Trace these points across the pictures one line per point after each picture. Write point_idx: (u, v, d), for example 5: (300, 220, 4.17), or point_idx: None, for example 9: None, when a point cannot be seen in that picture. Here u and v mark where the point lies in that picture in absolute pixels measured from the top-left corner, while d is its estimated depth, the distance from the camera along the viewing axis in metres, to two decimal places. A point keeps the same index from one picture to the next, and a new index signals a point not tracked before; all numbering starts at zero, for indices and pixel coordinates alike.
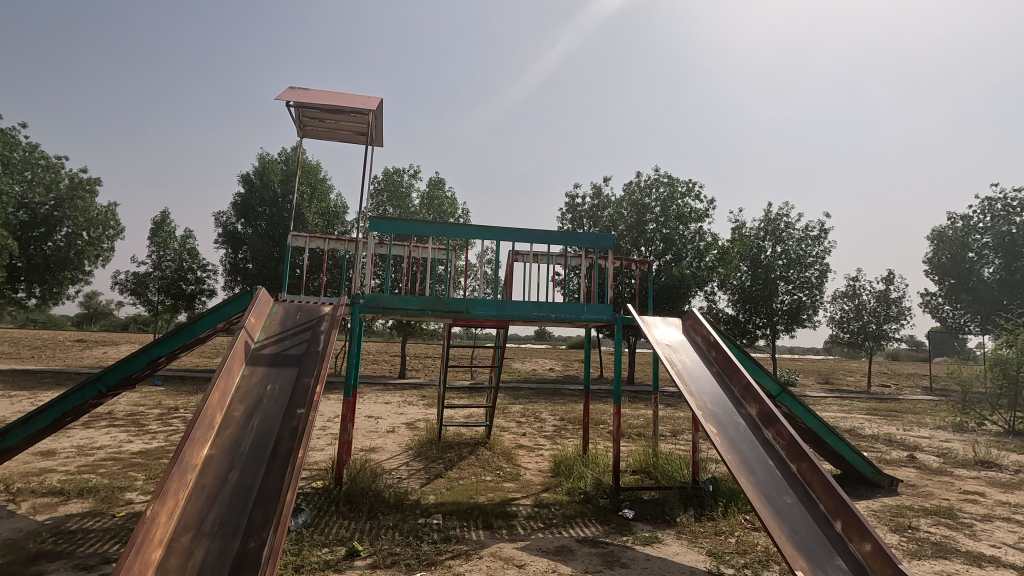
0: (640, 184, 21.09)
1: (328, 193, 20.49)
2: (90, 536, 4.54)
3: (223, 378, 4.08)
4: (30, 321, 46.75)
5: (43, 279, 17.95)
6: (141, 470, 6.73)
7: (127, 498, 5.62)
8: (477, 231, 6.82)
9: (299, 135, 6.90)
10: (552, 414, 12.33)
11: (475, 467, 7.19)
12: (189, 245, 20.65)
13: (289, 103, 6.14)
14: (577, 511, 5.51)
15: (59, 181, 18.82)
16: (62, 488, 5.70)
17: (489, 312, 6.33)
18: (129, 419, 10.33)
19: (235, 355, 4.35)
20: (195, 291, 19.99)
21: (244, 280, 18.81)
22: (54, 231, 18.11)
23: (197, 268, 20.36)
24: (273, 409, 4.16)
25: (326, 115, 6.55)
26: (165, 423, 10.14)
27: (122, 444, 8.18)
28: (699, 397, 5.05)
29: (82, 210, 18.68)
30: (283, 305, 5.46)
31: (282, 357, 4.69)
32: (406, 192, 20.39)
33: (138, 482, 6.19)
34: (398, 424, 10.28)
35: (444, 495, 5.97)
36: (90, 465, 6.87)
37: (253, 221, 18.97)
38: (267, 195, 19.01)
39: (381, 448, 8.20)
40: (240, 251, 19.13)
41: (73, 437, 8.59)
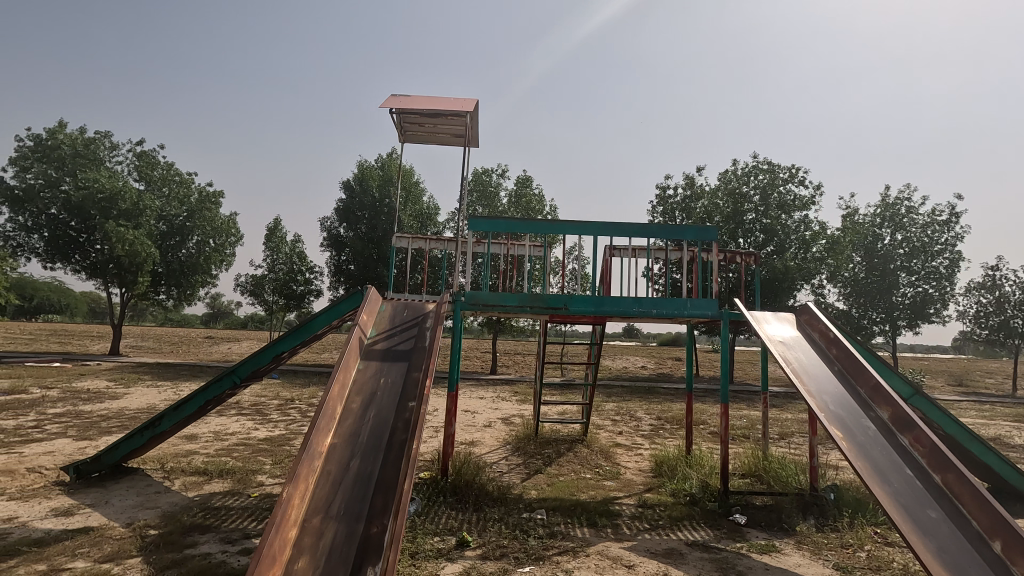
0: (737, 172, 19.97)
1: (421, 195, 21.25)
2: (232, 512, 5.04)
3: (342, 372, 4.35)
4: (170, 321, 52.80)
5: (179, 283, 20.37)
6: (268, 455, 7.35)
7: (259, 480, 6.16)
8: (575, 227, 6.76)
9: (401, 141, 7.21)
10: (648, 413, 11.99)
11: (573, 464, 7.15)
12: (298, 249, 22.19)
13: (392, 110, 6.43)
14: (684, 514, 5.31)
15: (190, 195, 20.90)
16: (206, 468, 6.37)
17: (587, 309, 6.26)
18: (254, 408, 11.39)
19: (351, 351, 4.62)
20: (304, 292, 21.76)
21: (347, 281, 20.10)
22: (187, 239, 20.44)
23: (305, 270, 22.05)
24: (386, 403, 4.37)
25: (425, 120, 6.78)
26: (284, 412, 11.04)
27: (250, 431, 9.00)
28: (820, 397, 4.69)
29: (209, 221, 20.79)
30: (391, 303, 5.70)
31: (393, 352, 4.92)
32: (494, 191, 20.74)
33: (267, 466, 6.77)
34: (494, 419, 10.47)
35: (545, 490, 5.99)
36: (226, 449, 7.63)
37: (354, 225, 20.14)
38: (366, 199, 20.07)
39: (480, 441, 8.41)
40: (343, 254, 20.41)
41: (210, 423, 9.59)
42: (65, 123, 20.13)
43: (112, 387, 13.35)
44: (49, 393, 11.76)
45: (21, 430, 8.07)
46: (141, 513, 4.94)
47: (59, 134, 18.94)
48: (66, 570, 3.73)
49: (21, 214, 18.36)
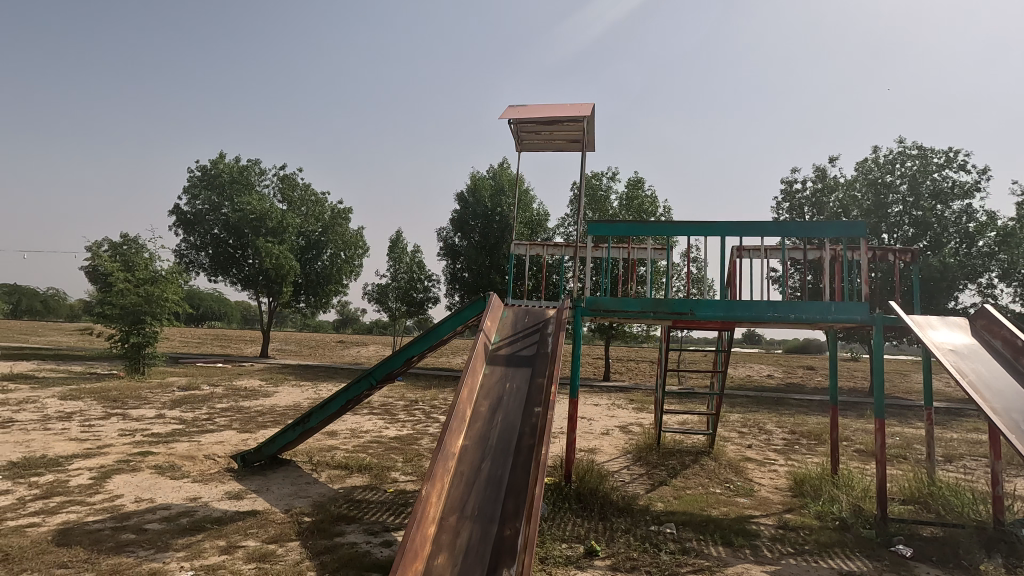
0: (879, 160, 17.95)
1: (532, 202, 21.54)
2: (372, 506, 5.41)
3: (470, 375, 4.49)
4: (307, 326, 58.44)
5: (315, 292, 22.49)
6: (399, 453, 7.83)
7: (393, 476, 6.56)
8: (700, 227, 6.41)
9: (518, 149, 7.37)
10: (780, 426, 11.08)
11: (701, 477, 6.79)
12: (418, 258, 23.54)
13: (509, 121, 6.59)
14: (834, 539, 4.81)
15: (324, 213, 22.97)
16: (347, 463, 6.92)
17: (715, 314, 5.93)
18: (383, 408, 12.21)
19: (478, 355, 4.75)
20: (423, 299, 23.15)
21: (462, 288, 20.92)
22: (322, 252, 22.50)
23: (424, 278, 23.35)
24: (513, 407, 4.43)
25: (541, 128, 6.87)
26: (410, 413, 11.71)
27: (381, 429, 9.65)
28: (1007, 415, 4.02)
29: (340, 235, 22.71)
30: (512, 308, 5.81)
31: (517, 357, 5.00)
32: (605, 195, 20.47)
33: (399, 463, 7.20)
34: (612, 427, 10.26)
35: (673, 503, 5.74)
36: (362, 446, 8.24)
37: (468, 234, 20.91)
38: (479, 209, 20.70)
39: (599, 449, 8.28)
40: (458, 262, 21.27)
41: (346, 421, 10.44)
42: (224, 154, 22.97)
43: (264, 386, 15.04)
44: (216, 390, 13.51)
45: (198, 422, 9.35)
46: (296, 501, 5.48)
47: (220, 164, 21.68)
48: (241, 548, 4.23)
49: (192, 235, 21.32)
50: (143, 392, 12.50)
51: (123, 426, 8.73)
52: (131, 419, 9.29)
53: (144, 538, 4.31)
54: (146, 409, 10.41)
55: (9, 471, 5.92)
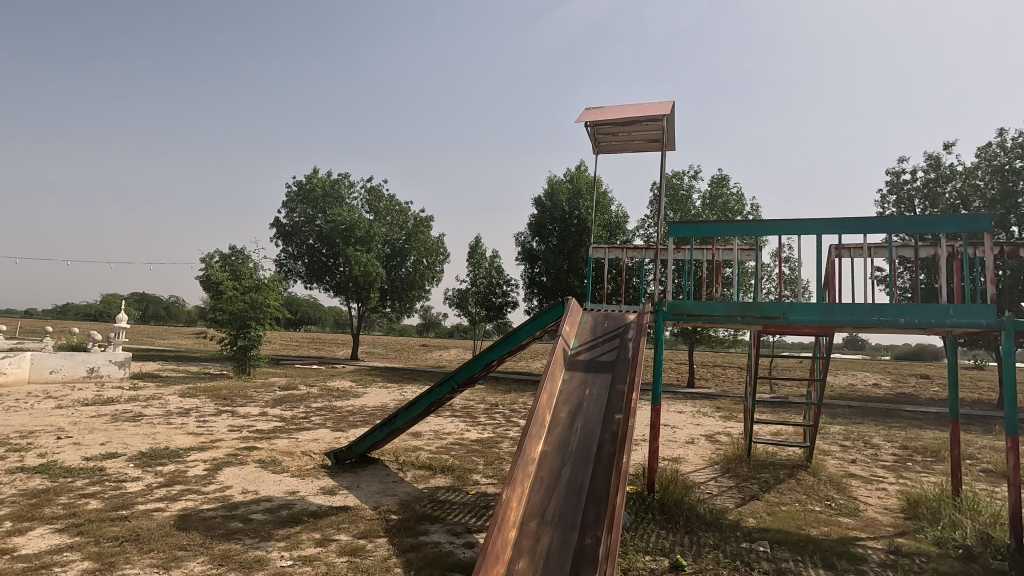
0: (1004, 144, 16.00)
1: (610, 204, 21.22)
2: (455, 507, 5.53)
3: (549, 381, 4.46)
4: (393, 330, 61.15)
5: (400, 297, 23.46)
6: (479, 456, 7.96)
7: (474, 478, 6.68)
8: (793, 225, 6.00)
9: (595, 152, 7.30)
10: (889, 440, 10.11)
11: (797, 493, 6.33)
12: (496, 264, 23.90)
13: (586, 124, 6.53)
14: (956, 570, 4.31)
15: (408, 221, 23.91)
16: (430, 464, 7.13)
17: (810, 318, 5.52)
18: (464, 411, 12.48)
19: (557, 360, 4.72)
20: (502, 303, 23.47)
21: (540, 292, 21.00)
22: (406, 259, 23.45)
23: (503, 283, 23.67)
24: (594, 414, 4.35)
25: (619, 129, 6.75)
26: (490, 416, 11.88)
27: (463, 432, 9.87)
28: None
29: (423, 242, 23.56)
30: (591, 313, 5.72)
31: (596, 362, 4.91)
32: (687, 195, 19.75)
33: (480, 466, 7.31)
34: (698, 436, 9.84)
35: (766, 520, 5.40)
36: (445, 448, 8.46)
37: (546, 238, 20.94)
38: (556, 213, 20.64)
39: (684, 459, 7.97)
40: (536, 267, 21.37)
41: (430, 423, 10.77)
42: (317, 169, 24.55)
43: (354, 387, 15.88)
44: (312, 391, 14.43)
45: (296, 420, 10.03)
46: (384, 499, 5.71)
47: (313, 179, 23.18)
48: (334, 541, 4.48)
49: (290, 245, 22.94)
50: (249, 391, 13.62)
51: (232, 422, 9.53)
52: (239, 416, 10.13)
53: (250, 527, 4.67)
54: (251, 407, 11.32)
55: (139, 460, 6.63)
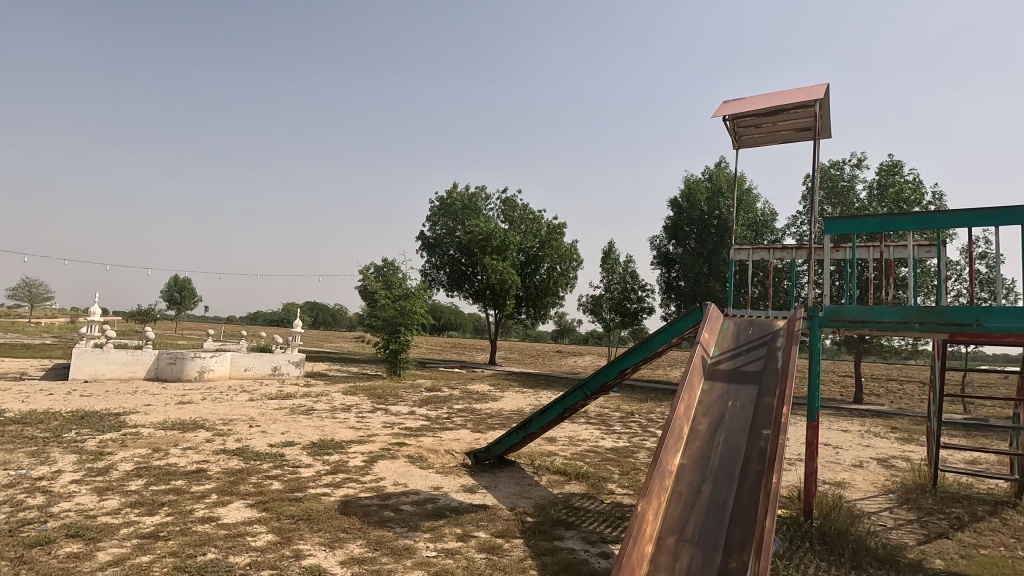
0: None
1: (755, 201, 19.65)
2: (590, 515, 5.49)
3: (687, 391, 4.22)
4: (529, 336, 62.66)
5: (534, 304, 24.02)
6: (615, 465, 7.82)
7: (609, 487, 6.57)
8: (989, 214, 5.02)
9: (735, 148, 6.84)
10: None
11: (1002, 536, 5.28)
12: (631, 269, 23.35)
13: (724, 118, 6.14)
14: None
15: (541, 229, 24.33)
16: (565, 469, 7.17)
17: (1014, 325, 4.59)
18: (599, 418, 12.34)
19: (696, 369, 4.44)
20: (637, 309, 22.91)
21: (678, 298, 20.14)
22: (539, 267, 23.95)
23: (638, 288, 23.07)
24: (738, 428, 4.04)
25: (762, 120, 6.24)
26: (626, 425, 11.61)
27: (598, 439, 9.76)
28: None
29: (556, 249, 23.86)
30: (733, 319, 5.30)
31: (740, 373, 4.54)
32: (848, 186, 17.59)
33: (615, 475, 7.18)
34: (867, 459, 8.65)
35: (957, 563, 4.58)
36: (579, 454, 8.45)
37: (683, 241, 20.02)
38: (694, 214, 19.59)
39: (850, 484, 7.06)
40: (673, 271, 20.51)
41: (565, 428, 10.83)
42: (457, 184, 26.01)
43: (492, 391, 16.54)
44: (454, 393, 15.31)
45: (440, 420, 10.71)
46: (520, 501, 5.86)
47: (453, 193, 24.62)
48: (473, 537, 4.69)
49: (433, 256, 24.62)
50: (400, 391, 14.85)
51: (385, 419, 10.46)
52: (391, 414, 11.09)
53: (400, 517, 5.08)
54: (402, 406, 12.32)
55: (311, 449, 7.57)
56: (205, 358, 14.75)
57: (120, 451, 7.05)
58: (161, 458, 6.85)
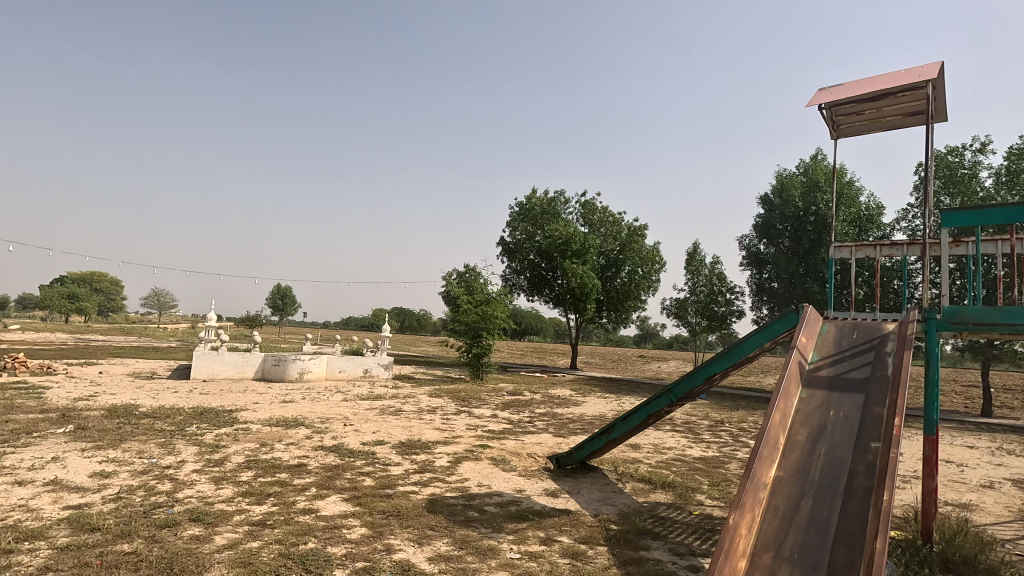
0: None
1: (858, 195, 18.12)
2: (678, 526, 5.29)
3: (783, 399, 3.95)
4: (611, 341, 61.62)
5: (616, 308, 23.66)
6: (704, 475, 7.48)
7: (698, 498, 6.30)
8: None
9: (832, 138, 6.35)
10: None
11: None
12: (718, 270, 22.34)
13: (821, 106, 5.71)
14: None
15: (621, 231, 23.84)
16: (650, 477, 6.96)
17: None
18: (686, 426, 11.88)
19: (792, 375, 4.16)
20: (726, 313, 21.88)
21: (771, 300, 19.04)
22: (620, 270, 23.55)
23: (726, 290, 22.04)
24: (841, 440, 3.73)
25: (864, 106, 5.76)
26: (716, 434, 11.08)
27: (685, 448, 9.40)
28: None
29: (637, 252, 23.35)
30: (835, 322, 4.90)
31: (843, 380, 4.19)
32: (970, 173, 15.79)
33: (705, 486, 6.87)
34: (1000, 479, 7.66)
35: None
36: (666, 463, 8.17)
37: (775, 240, 18.90)
38: (788, 211, 18.34)
39: (978, 506, 6.29)
40: (765, 272, 19.40)
41: (650, 436, 10.52)
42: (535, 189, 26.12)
43: (574, 396, 16.43)
44: (536, 397, 15.37)
45: (522, 424, 10.79)
46: (604, 508, 5.76)
47: (532, 198, 24.74)
48: (557, 542, 4.67)
49: (513, 262, 24.91)
50: (482, 394, 15.13)
51: (469, 421, 10.70)
52: (475, 417, 11.32)
53: (484, 518, 5.17)
54: (485, 409, 12.54)
55: (400, 449, 7.90)
56: (304, 360, 15.85)
57: (233, 445, 7.73)
58: (267, 452, 7.44)
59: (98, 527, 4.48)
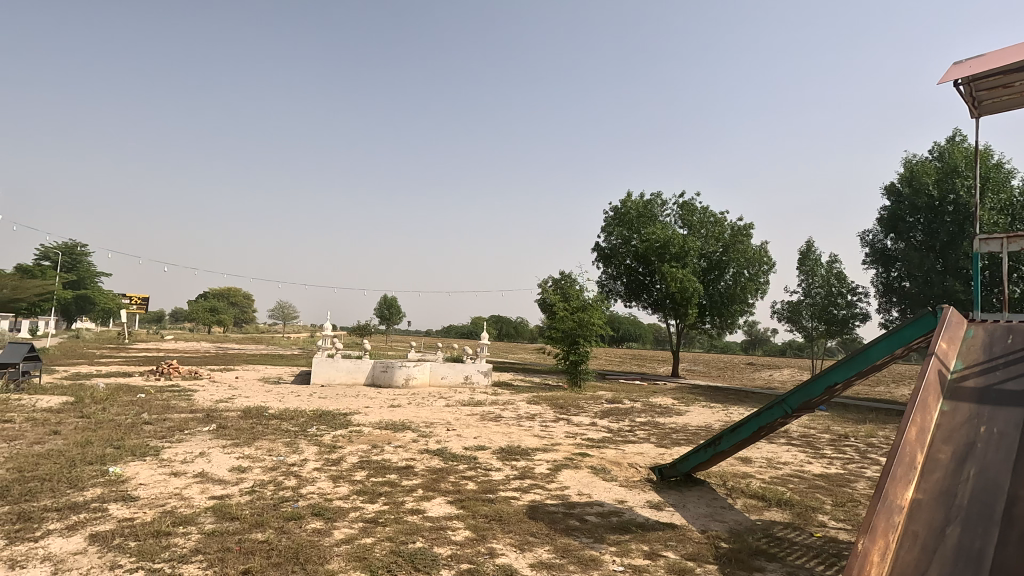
0: None
1: (1009, 178, 15.82)
2: (796, 548, 4.89)
3: (919, 413, 3.52)
4: (716, 347, 58.40)
5: (721, 312, 22.51)
6: (826, 494, 6.84)
7: (820, 519, 5.77)
8: None
9: (973, 117, 5.60)
10: None
11: None
12: (836, 269, 20.49)
13: (955, 83, 5.09)
14: None
15: (724, 232, 22.65)
16: (764, 494, 6.49)
17: None
18: (804, 440, 10.95)
19: (930, 386, 3.69)
20: (847, 315, 20.04)
21: (901, 300, 17.34)
22: (724, 272, 22.42)
23: (846, 291, 20.21)
24: (996, 459, 3.24)
25: (1011, 78, 5.05)
26: (839, 449, 10.10)
27: (803, 463, 8.67)
28: None
29: (743, 252, 22.10)
30: (983, 326, 4.29)
31: (997, 392, 3.64)
32: None
33: (828, 506, 6.28)
34: None
35: None
36: (781, 479, 7.58)
37: (905, 234, 17.09)
38: (919, 201, 16.44)
39: None
40: (893, 269, 17.63)
41: (763, 449, 9.84)
42: (630, 193, 25.54)
43: (677, 405, 15.78)
44: (636, 406, 14.96)
45: (623, 433, 10.54)
46: (712, 524, 5.47)
47: (628, 202, 24.19)
48: (662, 557, 4.51)
49: (609, 267, 24.53)
50: (581, 402, 14.99)
51: (568, 429, 10.65)
52: (574, 424, 11.24)
53: (585, 527, 5.11)
54: (584, 417, 12.42)
55: (501, 454, 8.04)
56: (409, 367, 16.64)
57: (348, 446, 8.31)
58: (378, 453, 7.91)
59: (237, 517, 5.00)
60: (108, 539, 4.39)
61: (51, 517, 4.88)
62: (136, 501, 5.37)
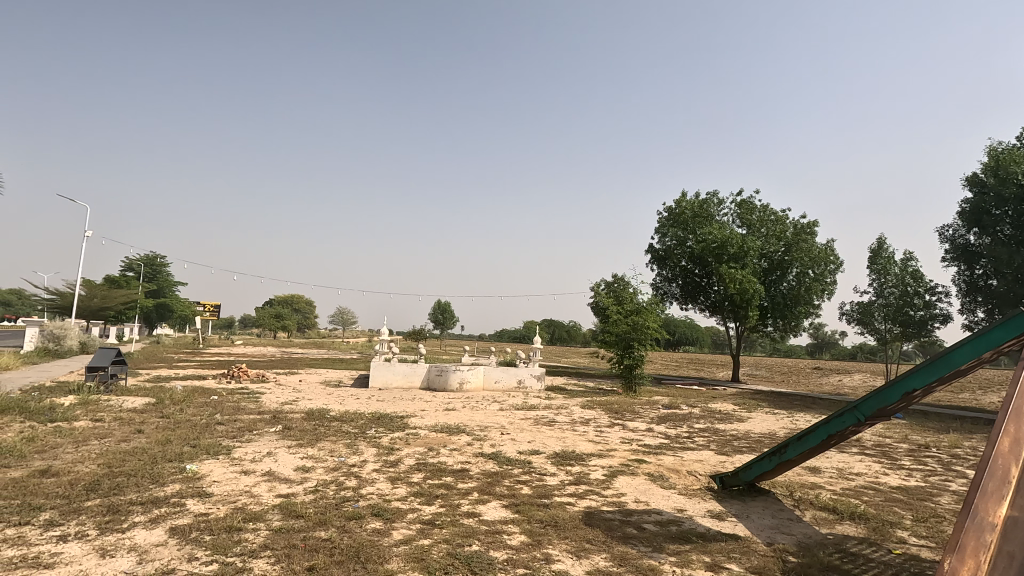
0: None
1: None
2: (872, 565, 4.59)
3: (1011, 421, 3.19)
4: (779, 351, 55.81)
5: (784, 314, 21.55)
6: (906, 508, 6.38)
7: (899, 535, 5.39)
8: None
9: None
10: None
11: None
12: (911, 268, 19.20)
13: None
14: None
15: (786, 230, 21.68)
16: (835, 506, 6.13)
17: None
18: (879, 449, 10.27)
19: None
20: (925, 317, 18.75)
21: (988, 300, 16.05)
22: (787, 273, 21.49)
23: (923, 291, 18.92)
24: None
25: None
26: (919, 460, 9.42)
27: (879, 475, 8.13)
28: None
29: (807, 251, 21.08)
30: None
31: None
32: None
33: (907, 521, 5.86)
34: None
35: None
36: (855, 491, 7.13)
37: (991, 229, 15.80)
38: (1006, 192, 15.15)
39: None
40: (977, 267, 16.35)
41: (833, 458, 9.30)
42: (684, 193, 24.86)
43: (738, 411, 15.20)
44: (695, 412, 14.50)
45: (680, 439, 10.24)
46: (779, 536, 5.22)
47: (682, 202, 23.53)
48: (725, 569, 4.35)
49: (664, 269, 23.96)
50: (636, 407, 14.69)
51: (623, 435, 10.44)
52: (630, 430, 11.02)
53: (643, 536, 4.99)
54: (639, 422, 12.16)
55: (556, 459, 7.99)
56: (463, 371, 16.85)
57: (406, 448, 8.49)
58: (434, 456, 8.03)
59: (302, 515, 5.21)
60: (186, 532, 4.67)
61: (137, 510, 5.24)
62: (211, 498, 5.69)
